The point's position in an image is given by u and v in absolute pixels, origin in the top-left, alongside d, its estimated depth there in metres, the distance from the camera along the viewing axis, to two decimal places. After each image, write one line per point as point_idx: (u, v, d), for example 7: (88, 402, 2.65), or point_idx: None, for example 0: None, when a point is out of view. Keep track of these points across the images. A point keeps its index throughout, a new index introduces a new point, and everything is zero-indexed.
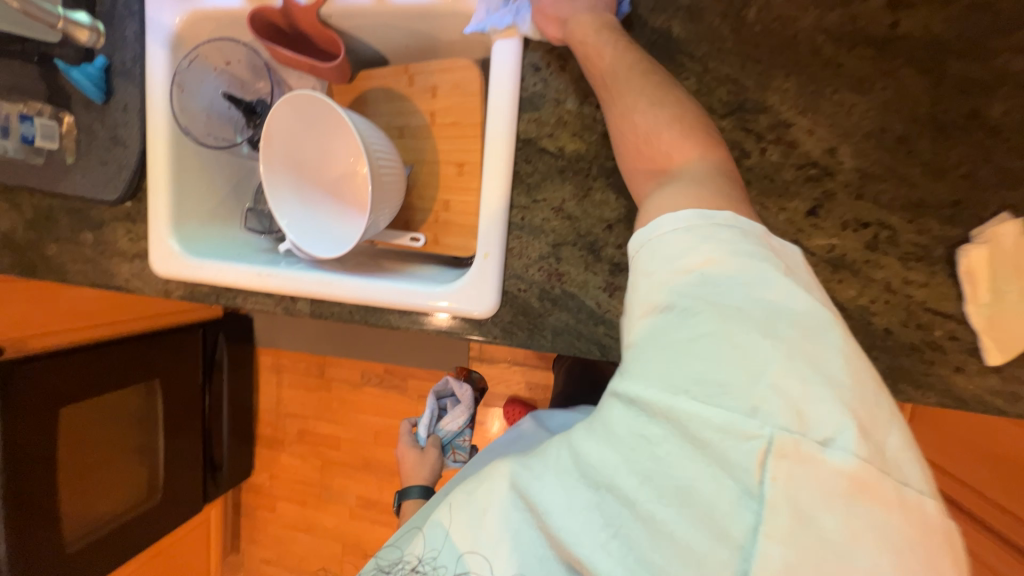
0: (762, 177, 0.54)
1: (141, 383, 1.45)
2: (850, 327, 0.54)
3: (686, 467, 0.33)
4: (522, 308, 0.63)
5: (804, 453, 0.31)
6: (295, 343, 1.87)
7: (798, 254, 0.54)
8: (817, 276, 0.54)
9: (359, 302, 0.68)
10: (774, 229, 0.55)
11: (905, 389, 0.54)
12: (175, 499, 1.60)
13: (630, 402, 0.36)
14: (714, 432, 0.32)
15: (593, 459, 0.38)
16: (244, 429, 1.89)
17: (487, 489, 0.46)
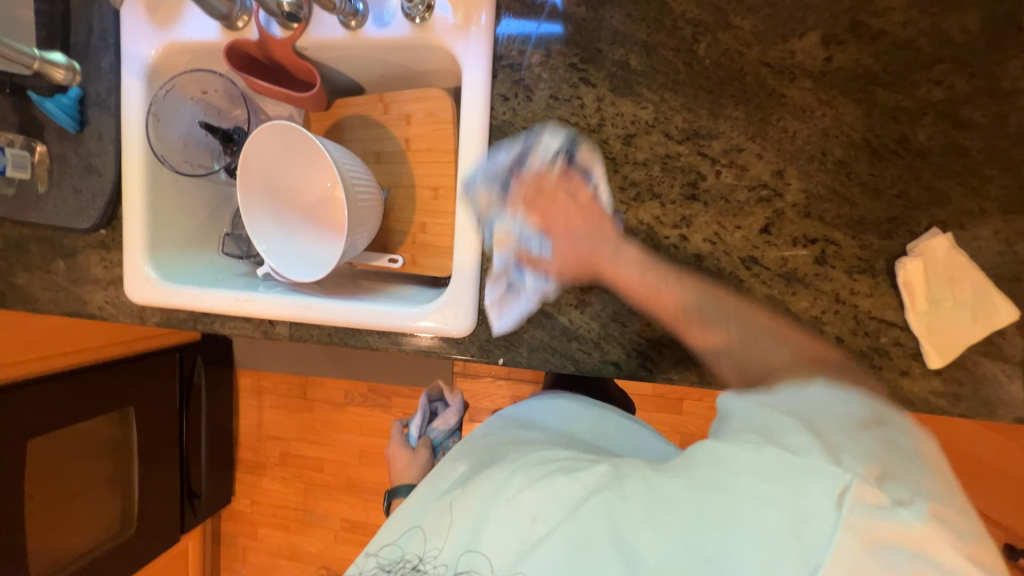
0: (719, 198, 0.58)
1: (115, 410, 1.41)
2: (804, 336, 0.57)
3: (774, 495, 0.37)
4: (498, 326, 0.65)
5: (880, 500, 0.35)
6: (277, 365, 1.85)
7: (754, 269, 0.58)
8: (773, 289, 0.58)
9: (337, 325, 0.69)
10: (731, 246, 0.58)
11: None
12: (151, 530, 1.55)
13: (718, 443, 0.42)
14: (801, 475, 0.37)
15: (675, 487, 0.41)
16: (223, 453, 1.85)
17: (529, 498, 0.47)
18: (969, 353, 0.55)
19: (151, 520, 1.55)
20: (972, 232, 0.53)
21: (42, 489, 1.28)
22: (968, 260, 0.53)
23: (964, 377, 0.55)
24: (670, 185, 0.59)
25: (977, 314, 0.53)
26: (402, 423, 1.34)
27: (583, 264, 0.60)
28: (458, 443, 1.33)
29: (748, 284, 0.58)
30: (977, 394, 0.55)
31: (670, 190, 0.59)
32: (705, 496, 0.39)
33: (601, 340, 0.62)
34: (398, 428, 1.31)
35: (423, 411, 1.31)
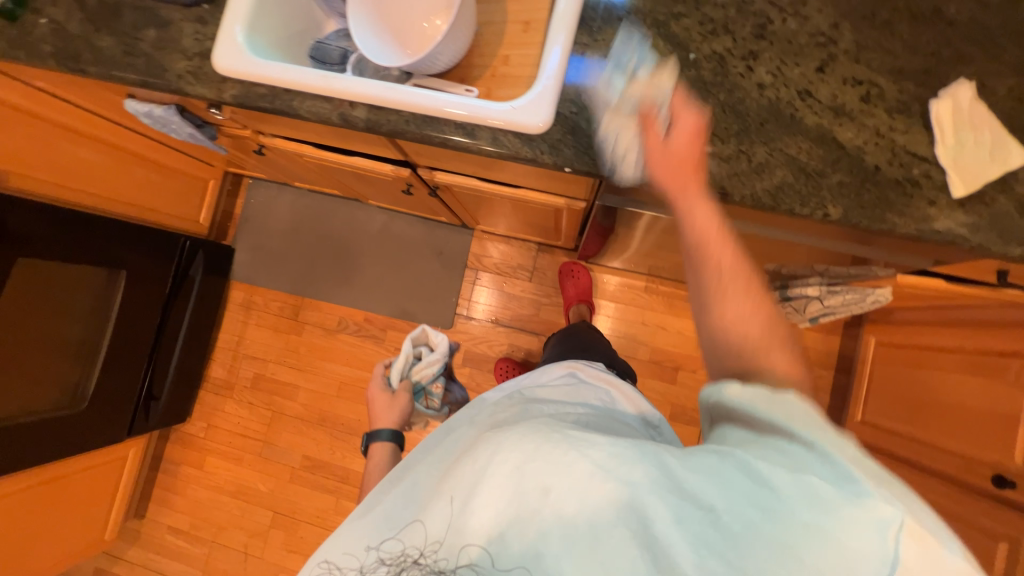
0: (784, 39, 0.68)
1: (107, 270, 1.35)
2: (847, 163, 0.65)
3: (795, 513, 0.43)
4: (571, 128, 0.70)
5: (923, 542, 0.41)
6: (275, 283, 1.81)
7: (809, 101, 0.66)
8: (823, 119, 0.66)
9: (418, 112, 0.73)
10: (790, 80, 0.67)
11: (890, 218, 0.63)
12: (100, 415, 1.42)
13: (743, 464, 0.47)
14: (834, 501, 0.43)
15: (706, 490, 0.46)
16: (193, 364, 1.73)
17: (543, 472, 0.50)
18: (987, 190, 0.62)
19: (100, 404, 1.41)
20: (992, 89, 0.64)
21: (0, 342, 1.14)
22: (987, 110, 0.63)
23: (982, 211, 0.62)
24: (743, 25, 0.69)
25: (994, 154, 0.62)
26: (383, 364, 1.24)
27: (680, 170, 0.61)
28: (439, 390, 1.36)
29: (802, 113, 0.66)
30: (994, 228, 0.62)
31: (742, 28, 0.69)
32: (749, 512, 0.44)
33: None
34: (379, 370, 1.21)
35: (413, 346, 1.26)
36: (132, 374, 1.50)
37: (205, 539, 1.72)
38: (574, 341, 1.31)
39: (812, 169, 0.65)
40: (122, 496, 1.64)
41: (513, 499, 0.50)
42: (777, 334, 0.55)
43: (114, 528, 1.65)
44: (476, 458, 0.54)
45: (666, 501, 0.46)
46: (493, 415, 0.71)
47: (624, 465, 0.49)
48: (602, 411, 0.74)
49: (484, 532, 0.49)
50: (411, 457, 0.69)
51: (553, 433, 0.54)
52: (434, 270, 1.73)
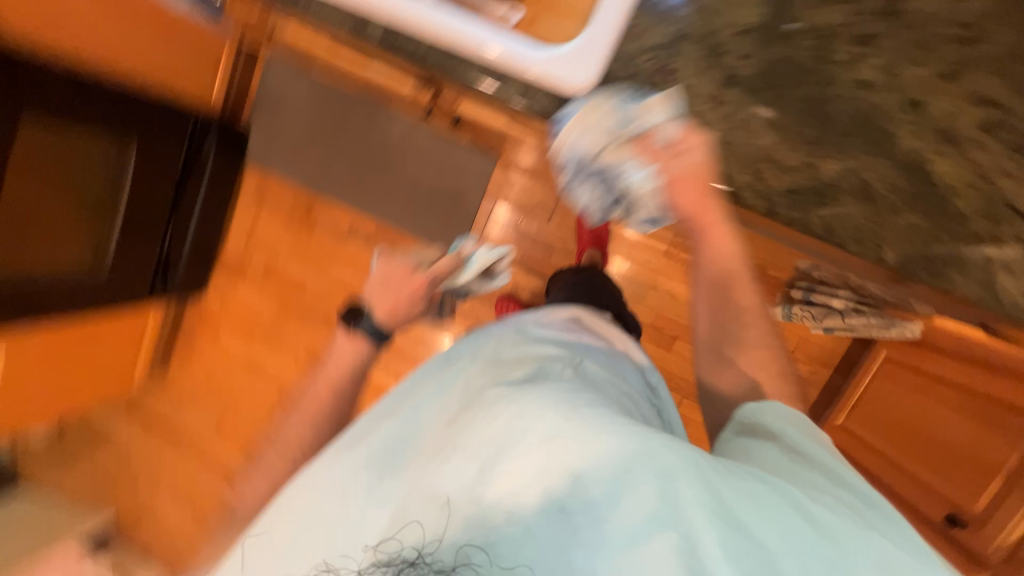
0: (914, 25, 0.53)
1: (115, 136, 1.28)
2: (931, 202, 0.54)
3: (839, 548, 0.43)
4: (616, 96, 0.60)
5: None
6: (289, 175, 1.75)
7: (915, 117, 0.54)
8: (923, 144, 0.54)
9: (442, 42, 0.62)
10: (902, 84, 0.53)
11: (953, 277, 0.55)
12: (122, 282, 1.49)
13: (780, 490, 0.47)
14: (866, 537, 0.44)
15: (750, 514, 0.45)
16: (207, 244, 1.77)
17: (582, 460, 0.48)
18: None
19: (121, 272, 1.47)
20: None
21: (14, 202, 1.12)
22: None
23: None
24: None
25: None
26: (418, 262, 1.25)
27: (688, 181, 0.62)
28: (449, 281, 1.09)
29: (900, 131, 0.54)
30: None
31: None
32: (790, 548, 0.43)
33: (719, 145, 0.58)
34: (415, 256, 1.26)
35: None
36: (150, 248, 1.54)
37: (220, 399, 1.93)
38: (584, 284, 1.28)
39: (884, 202, 0.55)
40: (146, 353, 1.80)
41: (539, 477, 0.48)
42: (778, 365, 0.69)
43: (141, 377, 1.84)
44: (509, 422, 0.52)
45: (710, 518, 0.44)
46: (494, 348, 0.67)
47: (654, 461, 0.46)
48: (607, 356, 0.73)
49: (501, 506, 0.48)
50: (409, 400, 0.65)
51: (575, 405, 0.52)
52: (450, 192, 1.65)
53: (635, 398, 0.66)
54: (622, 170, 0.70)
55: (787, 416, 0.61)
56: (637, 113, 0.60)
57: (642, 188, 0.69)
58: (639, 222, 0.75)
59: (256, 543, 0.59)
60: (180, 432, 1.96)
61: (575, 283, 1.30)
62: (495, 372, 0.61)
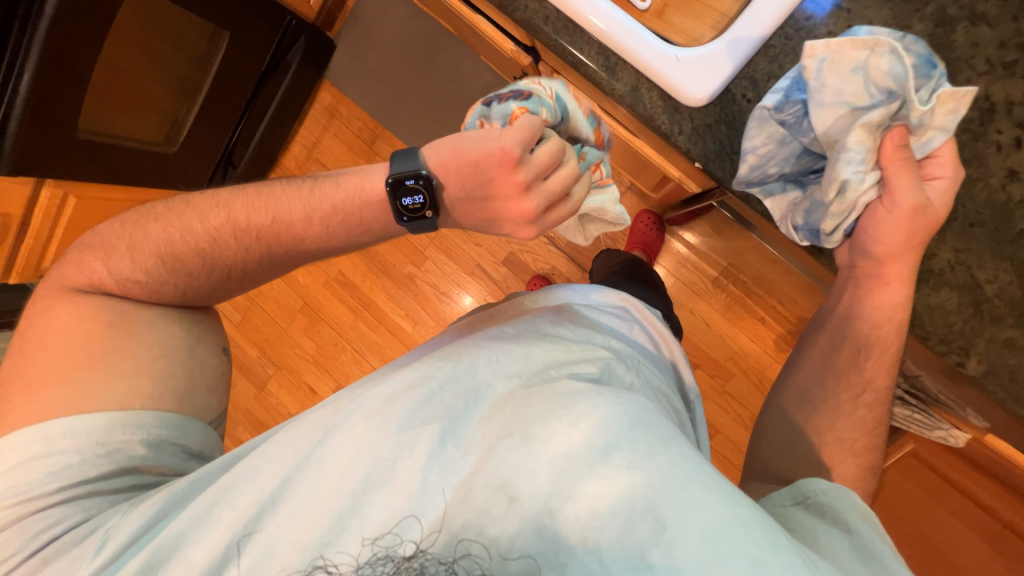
0: (1009, 158, 0.59)
1: (213, 27, 1.31)
2: (987, 315, 0.59)
3: None
4: (729, 119, 0.61)
5: None
6: (364, 100, 1.75)
7: (991, 238, 0.59)
8: (995, 263, 0.59)
9: (566, 11, 0.60)
10: (983, 205, 0.60)
11: (990, 387, 0.60)
12: (188, 163, 1.54)
13: None
14: None
15: None
16: (271, 147, 1.80)
17: (666, 507, 0.46)
18: None
19: (190, 154, 1.52)
20: None
21: (114, 68, 1.16)
22: None
23: None
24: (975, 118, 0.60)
25: None
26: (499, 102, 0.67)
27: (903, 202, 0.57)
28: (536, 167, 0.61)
29: (976, 246, 0.60)
30: None
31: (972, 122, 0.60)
32: None
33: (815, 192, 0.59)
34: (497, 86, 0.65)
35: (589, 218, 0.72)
36: (221, 137, 1.58)
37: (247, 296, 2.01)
38: (630, 273, 1.25)
39: (989, 309, 0.59)
40: None
41: (618, 510, 0.47)
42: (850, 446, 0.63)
43: None
44: (587, 437, 0.50)
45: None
46: (554, 327, 0.65)
47: (747, 537, 0.44)
48: (651, 352, 0.73)
49: (575, 533, 0.47)
50: (461, 369, 0.57)
51: (660, 441, 0.49)
52: None
53: (678, 409, 0.66)
54: (848, 150, 0.55)
55: (847, 502, 0.55)
56: (925, 101, 0.53)
57: (859, 185, 0.57)
58: (796, 226, 0.62)
59: (285, 509, 0.54)
60: None
61: (622, 273, 1.24)
62: (564, 369, 0.58)
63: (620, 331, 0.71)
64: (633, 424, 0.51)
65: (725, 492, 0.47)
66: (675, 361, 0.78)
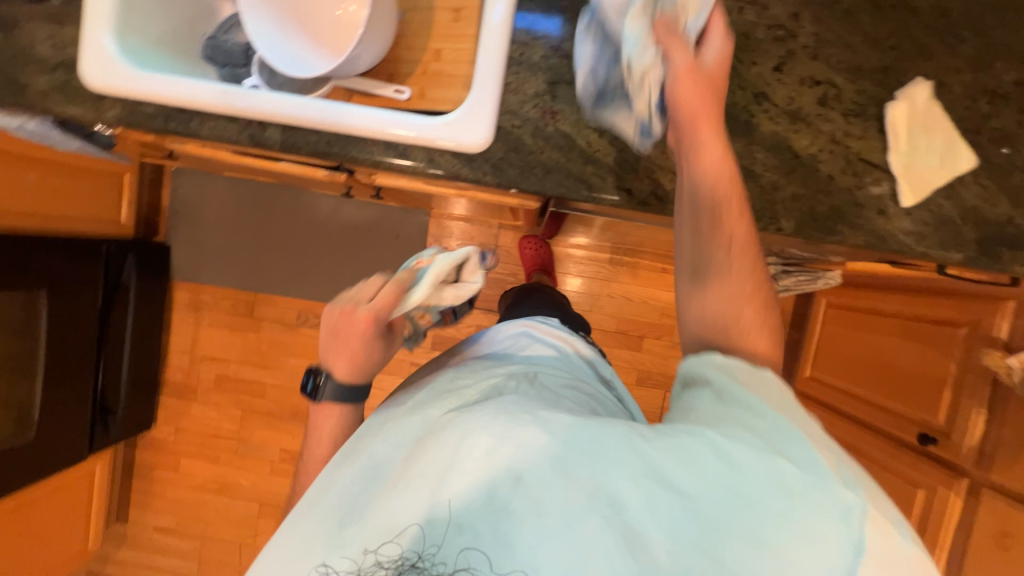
0: (740, 33, 0.61)
1: (21, 291, 1.20)
2: (803, 173, 0.62)
3: (766, 501, 0.43)
4: (515, 145, 0.63)
5: (889, 530, 0.42)
6: (221, 278, 1.68)
7: (765, 106, 0.62)
8: (779, 126, 0.62)
9: (339, 130, 0.64)
10: (747, 82, 0.61)
11: (842, 229, 0.62)
12: (54, 443, 1.35)
13: (724, 456, 0.45)
14: (806, 493, 0.42)
15: (683, 478, 0.45)
16: (146, 373, 1.64)
17: (518, 458, 0.46)
18: (932, 197, 0.61)
19: (54, 432, 1.34)
20: (948, 89, 0.61)
21: None
22: (942, 112, 0.61)
23: (926, 218, 0.62)
24: None
25: (944, 160, 0.61)
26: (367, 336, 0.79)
27: (696, 85, 0.53)
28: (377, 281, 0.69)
29: (759, 120, 0.62)
30: (932, 237, 0.62)
31: None
32: (720, 501, 0.44)
33: (617, 165, 0.63)
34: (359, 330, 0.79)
35: (438, 279, 0.60)
36: (82, 395, 1.41)
37: (196, 534, 1.74)
38: (535, 299, 1.30)
39: (804, 165, 0.62)
40: (97, 509, 1.62)
41: (475, 487, 0.46)
42: None
43: (98, 538, 1.64)
44: (444, 441, 0.50)
45: (638, 486, 0.45)
46: (441, 382, 0.67)
47: (597, 446, 0.47)
48: (562, 360, 0.76)
49: (431, 531, 0.45)
50: (364, 460, 0.58)
51: (516, 411, 0.50)
52: (391, 255, 1.65)
53: (591, 390, 0.71)
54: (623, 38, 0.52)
55: (722, 369, 0.54)
56: None
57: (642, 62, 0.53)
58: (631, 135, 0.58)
59: None
60: None
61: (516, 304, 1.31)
62: (441, 406, 0.60)
63: (525, 355, 0.74)
64: (497, 405, 0.52)
65: (577, 424, 0.48)
66: (581, 351, 0.82)
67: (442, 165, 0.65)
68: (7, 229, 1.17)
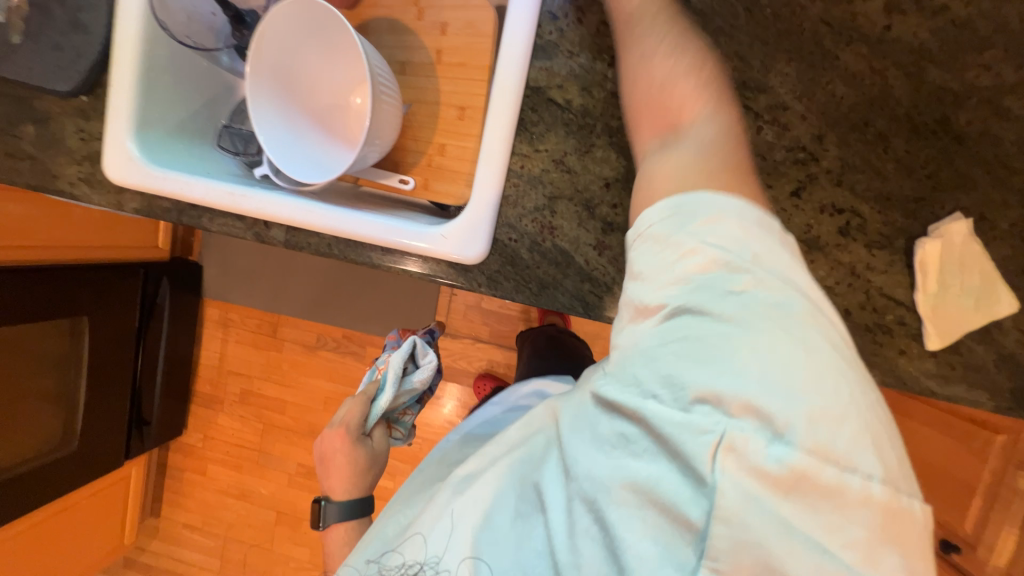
0: (756, 154, 0.57)
1: (66, 319, 1.30)
2: None
3: (641, 461, 0.41)
4: (511, 258, 0.62)
5: (753, 448, 0.36)
6: (248, 298, 1.75)
7: None
8: None
9: (338, 235, 0.65)
10: None
11: None
12: (94, 453, 1.47)
13: (612, 409, 0.44)
14: (670, 431, 0.39)
15: (578, 454, 0.46)
16: (178, 384, 1.75)
17: (477, 487, 0.53)
18: (964, 340, 0.56)
19: (94, 443, 1.46)
20: (991, 223, 0.55)
21: None
22: (981, 250, 0.55)
23: (955, 362, 0.56)
24: None
25: (978, 302, 0.55)
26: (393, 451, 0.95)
27: None
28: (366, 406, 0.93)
29: None
30: (961, 383, 0.56)
31: None
32: (604, 467, 0.43)
33: (615, 285, 0.61)
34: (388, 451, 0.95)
35: (392, 374, 0.88)
36: (119, 407, 1.52)
37: (218, 534, 1.85)
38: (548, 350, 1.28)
39: None
40: (133, 506, 1.75)
41: (451, 518, 0.53)
42: None
43: (132, 531, 1.77)
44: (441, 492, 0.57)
45: (571, 477, 0.49)
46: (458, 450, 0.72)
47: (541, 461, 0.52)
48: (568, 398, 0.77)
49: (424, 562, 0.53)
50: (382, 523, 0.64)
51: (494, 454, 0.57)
52: (408, 286, 1.67)
53: None
54: None
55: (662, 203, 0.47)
56: None
57: None
58: None
59: None
60: None
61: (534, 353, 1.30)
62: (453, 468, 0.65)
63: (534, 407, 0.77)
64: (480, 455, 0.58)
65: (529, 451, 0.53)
66: None
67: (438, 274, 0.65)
68: (54, 261, 1.27)
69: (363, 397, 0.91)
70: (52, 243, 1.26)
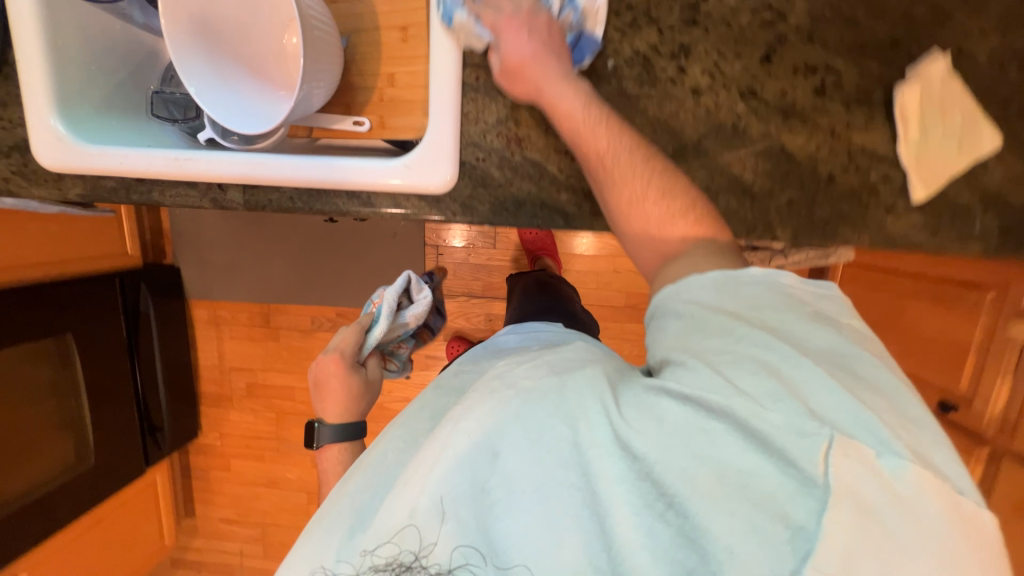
0: (720, 23, 0.54)
1: (51, 339, 1.27)
2: (798, 176, 0.56)
3: (730, 456, 0.39)
4: (482, 180, 0.60)
5: (863, 455, 0.37)
6: (233, 292, 1.72)
7: (753, 104, 0.55)
8: (770, 124, 0.55)
9: (298, 185, 0.61)
10: (730, 79, 0.55)
11: (843, 232, 0.57)
12: (111, 465, 1.47)
13: (687, 398, 0.41)
14: (773, 434, 0.38)
15: (646, 440, 0.41)
16: (183, 388, 1.74)
17: (499, 434, 0.45)
18: (950, 187, 0.55)
19: (110, 456, 1.47)
20: (970, 57, 0.53)
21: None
22: (961, 87, 0.53)
23: (942, 211, 0.55)
24: (670, 7, 0.54)
25: (962, 144, 0.53)
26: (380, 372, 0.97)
27: (522, 73, 0.52)
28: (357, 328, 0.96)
29: (747, 121, 0.55)
30: (949, 231, 0.56)
31: (669, 14, 0.55)
32: (687, 459, 0.40)
33: (592, 190, 0.59)
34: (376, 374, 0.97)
35: (390, 307, 0.94)
36: (127, 418, 1.52)
37: (255, 522, 1.91)
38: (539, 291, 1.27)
39: (801, 168, 0.55)
40: (166, 510, 1.79)
41: (466, 472, 0.44)
42: None
43: (171, 534, 1.82)
44: (442, 433, 0.47)
45: (607, 455, 0.41)
46: (440, 386, 0.62)
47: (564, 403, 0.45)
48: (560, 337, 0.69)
49: (436, 527, 0.43)
50: (369, 467, 0.53)
51: (503, 392, 0.48)
52: (393, 254, 1.64)
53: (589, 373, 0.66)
54: None
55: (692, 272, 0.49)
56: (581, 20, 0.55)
57: None
58: None
59: None
60: (229, 566, 1.93)
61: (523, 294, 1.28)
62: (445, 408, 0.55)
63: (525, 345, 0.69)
64: (483, 394, 0.49)
65: (548, 394, 0.46)
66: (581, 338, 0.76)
67: (410, 211, 0.62)
68: (31, 280, 1.24)
69: (357, 328, 0.93)
70: (25, 263, 1.23)
